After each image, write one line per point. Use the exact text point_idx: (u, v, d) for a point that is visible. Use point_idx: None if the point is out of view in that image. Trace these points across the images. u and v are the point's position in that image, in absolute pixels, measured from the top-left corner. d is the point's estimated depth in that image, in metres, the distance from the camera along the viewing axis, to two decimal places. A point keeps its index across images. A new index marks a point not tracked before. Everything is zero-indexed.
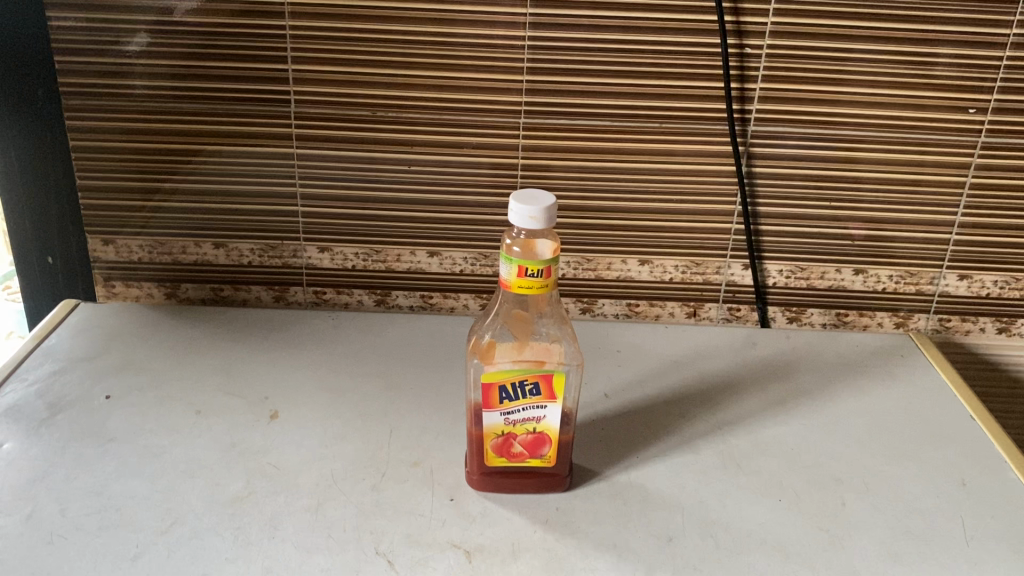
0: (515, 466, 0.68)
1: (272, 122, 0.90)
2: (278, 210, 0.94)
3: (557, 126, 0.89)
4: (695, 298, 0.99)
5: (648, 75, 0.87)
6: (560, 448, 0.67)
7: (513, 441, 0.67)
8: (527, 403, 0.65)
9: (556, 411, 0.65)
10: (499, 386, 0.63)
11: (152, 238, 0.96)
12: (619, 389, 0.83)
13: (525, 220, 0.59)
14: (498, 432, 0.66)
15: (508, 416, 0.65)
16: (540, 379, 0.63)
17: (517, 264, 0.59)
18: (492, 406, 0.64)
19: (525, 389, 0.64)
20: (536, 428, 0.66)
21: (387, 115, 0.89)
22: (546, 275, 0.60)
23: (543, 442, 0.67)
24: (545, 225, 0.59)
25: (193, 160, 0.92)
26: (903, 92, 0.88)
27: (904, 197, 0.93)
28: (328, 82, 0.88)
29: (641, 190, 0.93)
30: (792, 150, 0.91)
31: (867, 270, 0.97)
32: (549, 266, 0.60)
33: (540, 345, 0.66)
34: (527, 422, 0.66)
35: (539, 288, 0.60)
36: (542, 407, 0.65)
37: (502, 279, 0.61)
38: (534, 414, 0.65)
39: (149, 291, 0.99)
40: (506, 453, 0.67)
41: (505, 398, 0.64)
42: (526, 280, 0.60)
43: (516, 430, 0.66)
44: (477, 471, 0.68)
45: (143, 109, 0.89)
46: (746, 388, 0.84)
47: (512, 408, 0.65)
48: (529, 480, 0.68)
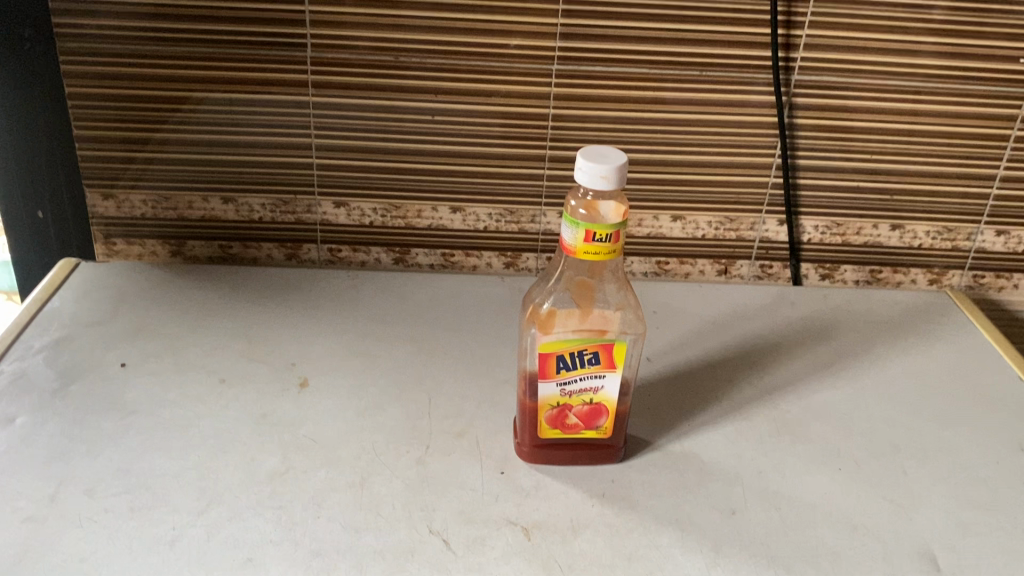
0: (568, 439, 0.65)
1: (285, 67, 0.84)
2: (291, 162, 0.88)
3: (591, 74, 0.84)
4: (727, 255, 0.95)
5: (690, 20, 0.82)
6: (616, 419, 0.64)
7: (568, 413, 0.63)
8: (585, 373, 0.61)
9: (614, 381, 0.62)
10: (556, 355, 0.60)
11: (153, 192, 0.90)
12: (660, 353, 0.80)
13: (595, 180, 0.55)
14: (554, 403, 0.62)
15: (565, 387, 0.62)
16: (601, 348, 0.60)
17: (585, 228, 0.55)
18: (549, 376, 0.61)
19: (584, 358, 0.61)
20: (593, 399, 0.63)
21: (410, 61, 0.83)
22: (615, 239, 0.56)
23: (599, 413, 0.64)
24: (616, 185, 0.55)
25: (200, 109, 0.85)
26: (955, 41, 0.84)
27: (947, 150, 0.90)
28: (348, 24, 0.82)
29: (677, 142, 0.88)
30: (836, 101, 0.86)
31: (904, 225, 0.94)
32: (617, 231, 0.56)
33: (604, 314, 0.62)
34: (583, 393, 0.62)
35: (606, 254, 0.56)
36: (601, 377, 0.62)
37: (564, 242, 0.57)
38: (592, 384, 0.62)
39: (153, 249, 0.93)
40: (560, 425, 0.64)
41: (562, 368, 0.61)
42: (594, 245, 0.56)
43: (571, 401, 0.63)
44: (528, 443, 0.65)
45: (118, 53, 0.82)
46: (790, 350, 0.82)
47: (569, 378, 0.61)
48: (581, 452, 0.65)
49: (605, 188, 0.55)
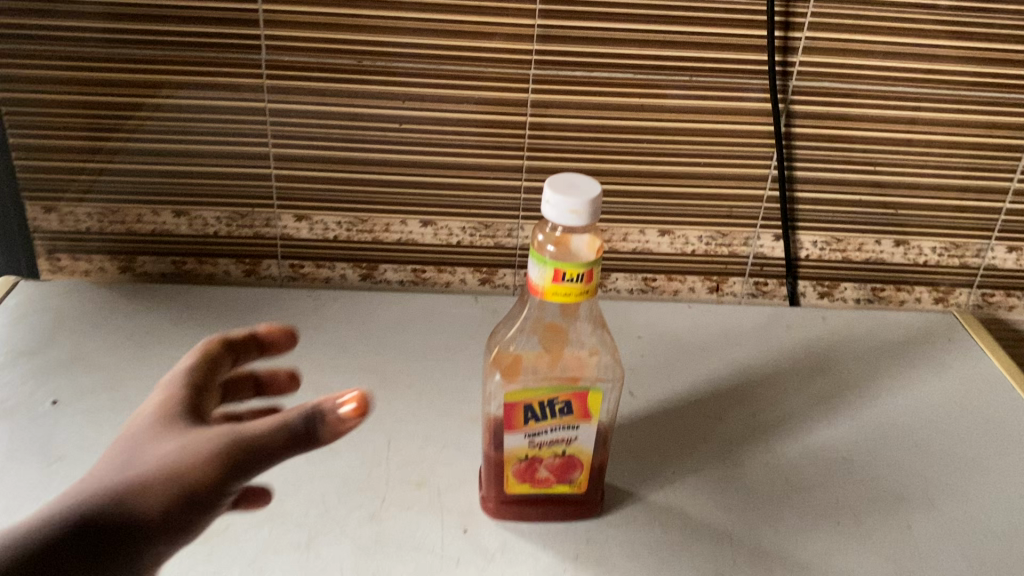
0: (539, 493, 0.59)
1: (238, 71, 0.77)
2: (248, 173, 0.82)
3: (572, 79, 0.78)
4: (719, 272, 0.89)
5: (679, 22, 0.75)
6: (591, 473, 0.58)
7: (537, 466, 0.57)
8: (556, 424, 0.55)
9: (589, 432, 0.56)
10: (523, 405, 0.54)
11: (100, 205, 0.83)
12: (643, 386, 0.74)
13: (564, 215, 0.48)
14: (522, 457, 0.56)
15: (534, 439, 0.55)
16: (574, 398, 0.54)
17: (552, 268, 0.49)
18: (516, 427, 0.55)
19: (554, 408, 0.54)
20: (566, 452, 0.56)
21: (375, 65, 0.77)
22: (586, 279, 0.49)
23: (573, 467, 0.57)
24: (588, 221, 0.48)
25: (148, 115, 0.79)
26: (968, 44, 0.77)
27: (957, 161, 0.83)
28: (305, 25, 0.75)
29: (665, 152, 0.81)
30: (838, 109, 0.80)
31: (909, 241, 0.87)
32: (589, 270, 0.49)
33: (575, 361, 0.56)
34: (554, 445, 0.56)
35: (577, 296, 0.50)
36: (574, 428, 0.55)
37: (530, 283, 0.51)
38: (564, 436, 0.56)
39: (101, 265, 0.86)
40: (530, 479, 0.57)
41: (530, 418, 0.54)
42: (563, 286, 0.49)
43: (541, 454, 0.56)
44: (494, 499, 0.59)
45: (64, 56, 0.75)
46: (784, 383, 0.76)
47: (538, 429, 0.55)
48: (554, 508, 0.59)
49: (575, 224, 0.49)
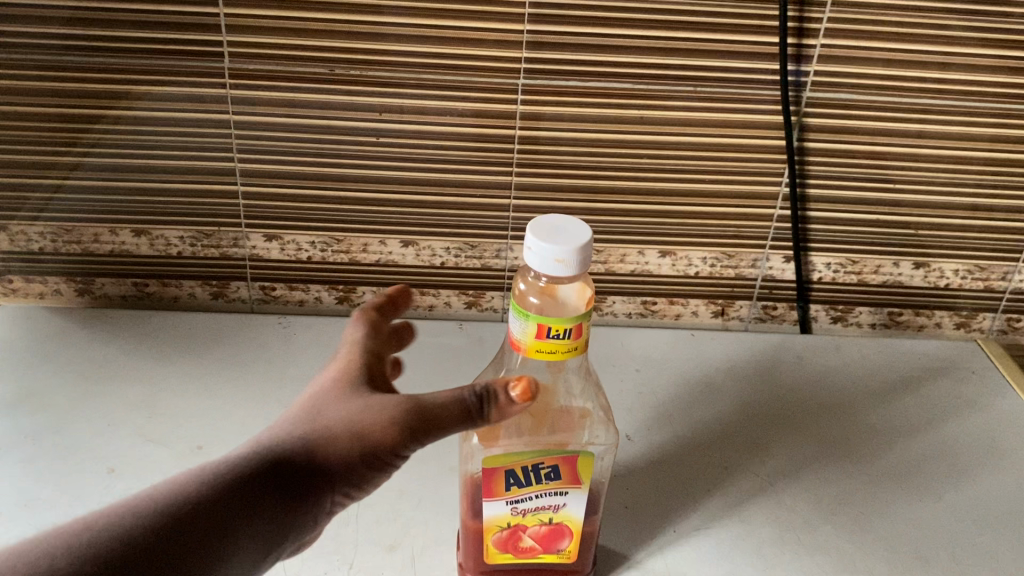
0: (523, 561, 0.53)
1: (199, 80, 0.70)
2: (213, 190, 0.76)
3: (565, 90, 0.71)
4: (724, 295, 0.82)
5: (683, 27, 0.68)
6: (581, 540, 0.52)
7: (521, 534, 0.51)
8: (541, 489, 0.49)
9: (578, 497, 0.50)
10: (505, 470, 0.47)
11: (54, 224, 0.77)
12: (642, 430, 0.68)
13: (548, 264, 0.43)
14: (504, 525, 0.50)
15: (517, 506, 0.49)
16: (562, 462, 0.48)
17: (535, 321, 0.43)
18: (496, 494, 0.49)
19: (540, 472, 0.48)
20: (552, 519, 0.50)
21: (349, 74, 0.70)
22: (575, 335, 0.43)
23: (561, 535, 0.51)
24: (576, 271, 0.43)
25: (102, 128, 0.72)
26: (1000, 52, 0.70)
27: (984, 178, 0.76)
28: (272, 31, 0.68)
29: (666, 168, 0.75)
30: (855, 121, 0.73)
31: (929, 263, 0.81)
32: (578, 324, 0.43)
33: (561, 421, 0.50)
34: (539, 512, 0.50)
35: (564, 353, 0.44)
36: (561, 493, 0.49)
37: (513, 337, 0.45)
38: (550, 502, 0.50)
39: (56, 287, 0.80)
40: (512, 548, 0.52)
41: (512, 484, 0.48)
42: (548, 342, 0.43)
43: (525, 521, 0.50)
44: (473, 568, 0.53)
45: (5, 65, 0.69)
46: (794, 423, 0.69)
47: (520, 495, 0.49)
48: None
49: (561, 274, 0.43)
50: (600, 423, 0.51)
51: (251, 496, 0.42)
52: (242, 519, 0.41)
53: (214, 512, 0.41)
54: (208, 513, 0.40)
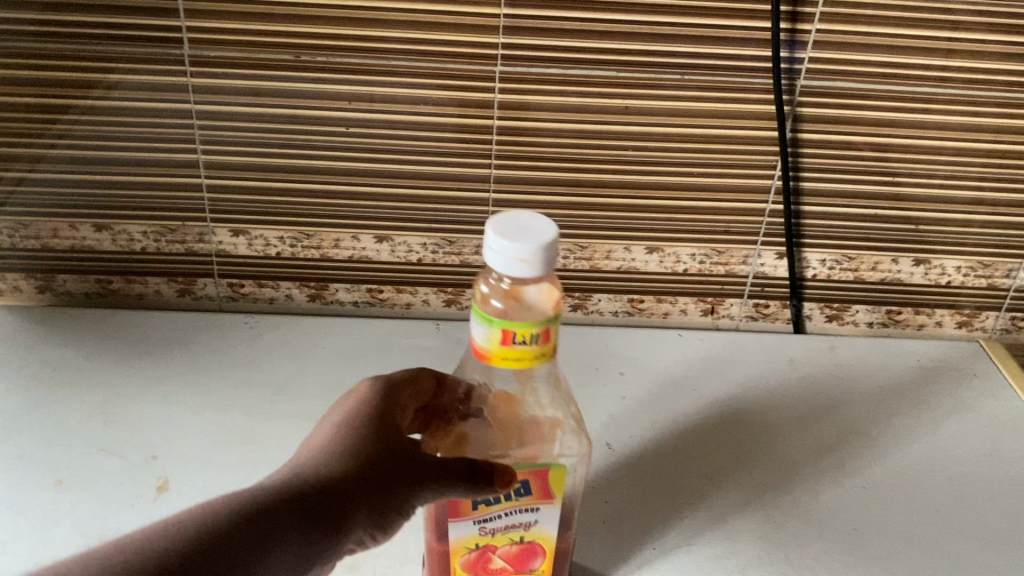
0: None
1: (158, 68, 0.66)
2: (176, 183, 0.72)
3: (545, 78, 0.67)
4: (714, 293, 0.79)
5: (669, 11, 0.64)
6: (554, 557, 0.50)
7: (491, 555, 0.48)
8: (511, 507, 0.46)
9: (550, 515, 0.47)
10: None
11: (12, 219, 0.74)
12: (624, 436, 0.64)
13: (514, 265, 0.39)
14: (473, 546, 0.47)
15: (486, 526, 0.47)
16: (532, 476, 0.45)
17: (501, 328, 0.40)
18: (464, 513, 0.46)
19: (509, 489, 0.46)
20: (524, 537, 0.48)
21: (316, 61, 0.66)
22: (544, 340, 0.40)
23: (533, 554, 0.49)
24: (543, 272, 0.40)
25: (58, 120, 0.69)
26: (1007, 38, 0.66)
27: (987, 171, 0.72)
28: (233, 15, 0.64)
29: (652, 160, 0.71)
30: (852, 112, 0.69)
31: (930, 260, 0.77)
32: (545, 330, 0.40)
33: (532, 436, 0.47)
34: (509, 531, 0.48)
35: (532, 361, 0.41)
36: (532, 510, 0.47)
37: (476, 344, 0.41)
38: (521, 519, 0.47)
39: (16, 284, 0.77)
40: (482, 571, 0.49)
41: (480, 503, 0.46)
42: (515, 349, 0.40)
43: (495, 541, 0.48)
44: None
45: None
46: (785, 431, 0.66)
47: (489, 514, 0.46)
48: None
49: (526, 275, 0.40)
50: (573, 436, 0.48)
51: (274, 533, 0.38)
52: (263, 556, 0.38)
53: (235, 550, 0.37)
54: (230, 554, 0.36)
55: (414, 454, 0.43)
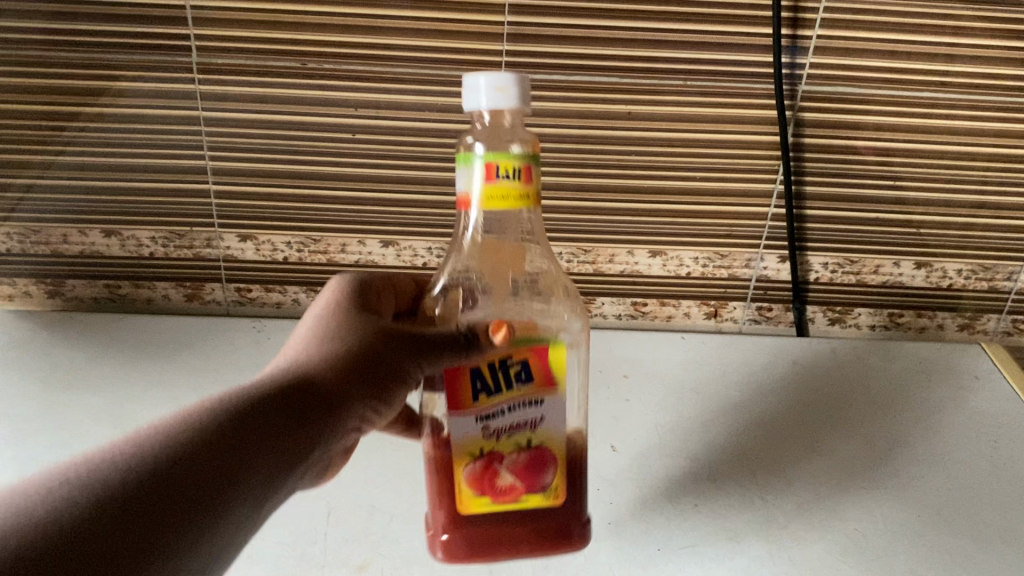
0: (506, 512, 0.49)
1: (167, 75, 0.67)
2: (184, 189, 0.73)
3: (548, 84, 0.68)
4: (717, 296, 0.80)
5: (670, 18, 0.65)
6: (563, 475, 0.49)
7: (497, 469, 0.47)
8: (513, 399, 0.47)
9: (553, 408, 0.48)
10: (468, 368, 0.46)
11: (23, 225, 0.75)
12: (627, 439, 0.65)
13: (492, 96, 0.44)
14: (477, 452, 0.47)
15: (489, 424, 0.47)
16: (531, 353, 0.46)
17: (488, 161, 0.44)
18: (464, 407, 0.46)
19: (509, 373, 0.47)
20: (530, 442, 0.48)
21: (322, 68, 0.67)
22: (525, 176, 0.44)
23: (542, 467, 0.48)
24: (518, 103, 0.45)
25: (69, 127, 0.70)
26: (1005, 43, 0.67)
27: (988, 174, 0.73)
28: (241, 23, 0.65)
29: (655, 165, 0.72)
30: (852, 116, 0.70)
31: (931, 263, 0.78)
32: (528, 166, 0.44)
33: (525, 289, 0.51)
34: (514, 435, 0.47)
35: (518, 201, 0.44)
36: (535, 403, 0.47)
37: (467, 197, 0.45)
38: (524, 417, 0.47)
39: (26, 289, 0.78)
40: (489, 487, 0.48)
41: (480, 393, 0.46)
42: (500, 185, 0.44)
43: (501, 449, 0.47)
44: (451, 526, 0.49)
45: None
46: (787, 434, 0.66)
47: (491, 409, 0.47)
48: (524, 531, 0.49)
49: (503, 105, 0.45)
50: (564, 292, 0.51)
51: (248, 436, 0.38)
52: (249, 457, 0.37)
53: (234, 443, 0.37)
54: (230, 446, 0.37)
55: (383, 351, 0.45)
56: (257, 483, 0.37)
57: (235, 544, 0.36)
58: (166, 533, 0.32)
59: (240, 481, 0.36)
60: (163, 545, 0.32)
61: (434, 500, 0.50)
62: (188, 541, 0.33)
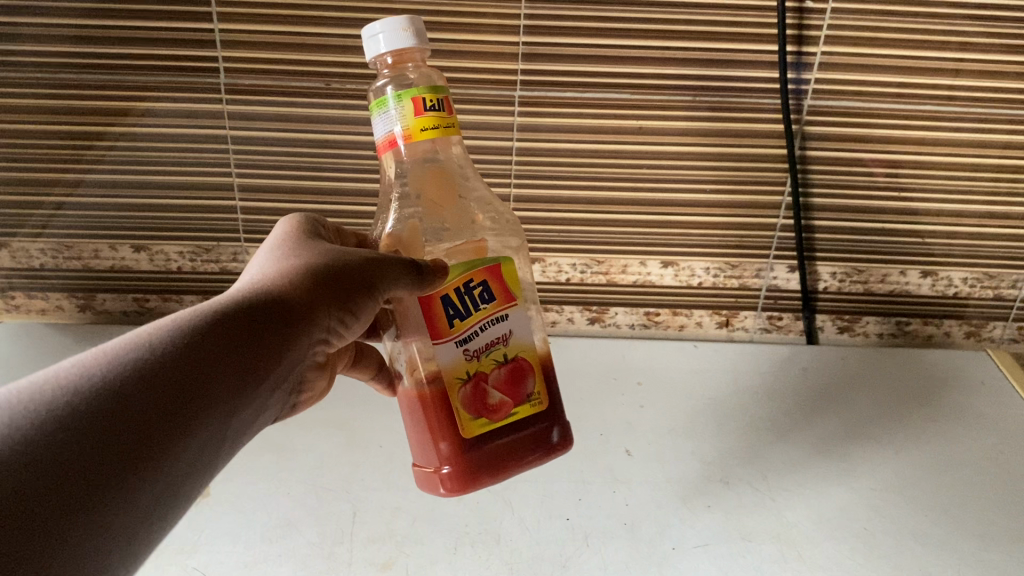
0: (501, 433, 0.49)
1: (195, 96, 0.70)
2: (212, 205, 0.76)
3: (562, 101, 0.70)
4: (728, 306, 0.82)
5: (680, 37, 0.67)
6: (543, 378, 0.51)
7: (486, 388, 0.48)
8: (482, 320, 0.48)
9: (518, 318, 0.49)
10: (439, 296, 0.47)
11: (55, 241, 0.77)
12: (642, 443, 0.67)
13: (399, 36, 0.47)
14: (463, 375, 0.47)
15: (468, 347, 0.48)
16: (490, 276, 0.47)
17: (410, 97, 0.46)
18: (442, 334, 0.47)
19: (474, 296, 0.47)
20: (507, 355, 0.49)
21: (345, 88, 0.69)
22: (444, 104, 0.47)
23: (524, 374, 0.49)
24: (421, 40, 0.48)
25: (101, 146, 0.72)
26: (1007, 58, 0.68)
27: (991, 185, 0.75)
28: (267, 46, 0.68)
29: (666, 178, 0.74)
30: (857, 130, 0.72)
31: (937, 272, 0.79)
32: (444, 97, 0.47)
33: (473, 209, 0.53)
34: (492, 351, 0.48)
35: (444, 128, 0.47)
36: (503, 319, 0.48)
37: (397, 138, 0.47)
38: (497, 334, 0.48)
39: (58, 303, 0.81)
40: (483, 407, 0.48)
41: (453, 318, 0.47)
42: (427, 116, 0.46)
43: (484, 369, 0.48)
44: (452, 459, 0.49)
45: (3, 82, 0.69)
46: (797, 436, 0.68)
47: (466, 332, 0.47)
48: (519, 442, 0.50)
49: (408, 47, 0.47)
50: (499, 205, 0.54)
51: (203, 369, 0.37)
52: (201, 391, 0.37)
53: (200, 360, 0.37)
54: (196, 363, 0.37)
55: (326, 286, 0.45)
56: (222, 399, 0.38)
57: (204, 453, 0.37)
58: (119, 456, 0.32)
59: (204, 399, 0.37)
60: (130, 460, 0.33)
61: (429, 440, 0.50)
62: (142, 461, 0.33)
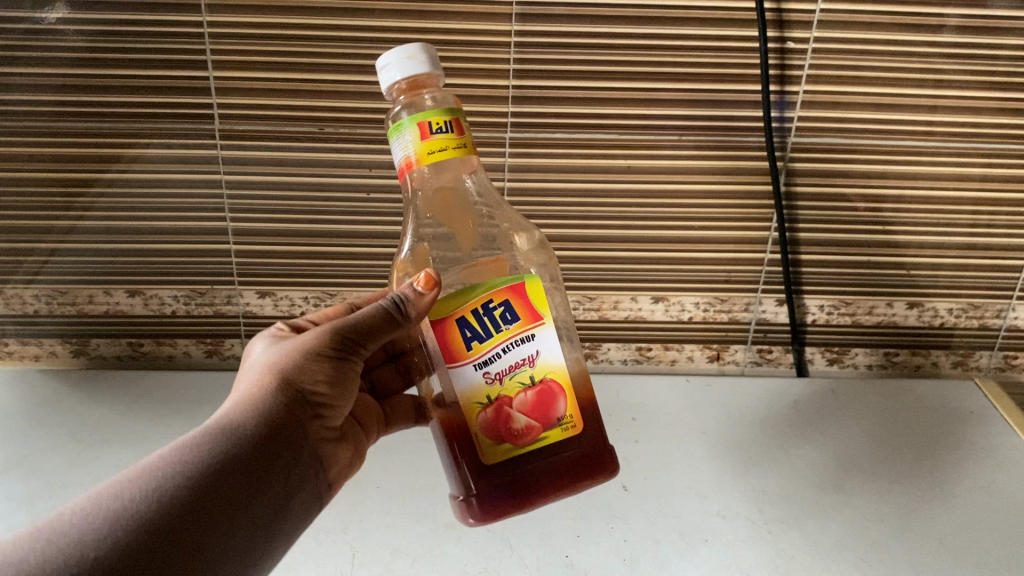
0: (530, 459, 0.50)
1: (190, 142, 0.71)
2: (206, 249, 0.76)
3: (552, 142, 0.72)
4: (719, 340, 0.83)
5: (666, 78, 0.69)
6: (576, 405, 0.50)
7: (508, 412, 0.49)
8: (505, 340, 0.49)
9: (546, 338, 0.50)
10: (456, 319, 0.48)
11: (48, 287, 0.78)
12: (641, 479, 0.67)
13: (403, 63, 0.49)
14: (485, 400, 0.49)
15: (489, 370, 0.49)
16: (512, 296, 0.48)
17: (416, 122, 0.47)
18: (459, 358, 0.48)
19: (497, 317, 0.48)
20: (534, 377, 0.49)
21: (338, 132, 0.71)
22: (456, 129, 0.48)
23: (553, 398, 0.49)
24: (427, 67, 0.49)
25: (97, 194, 0.73)
26: (981, 95, 0.70)
27: (972, 216, 0.77)
28: (261, 92, 0.69)
29: (655, 216, 0.76)
30: (840, 166, 0.74)
31: (923, 303, 0.81)
32: (456, 120, 0.48)
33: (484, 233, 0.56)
34: (516, 374, 0.49)
35: (454, 150, 0.48)
36: (529, 339, 0.49)
37: (406, 162, 0.48)
38: (523, 355, 0.49)
39: (52, 349, 0.81)
40: (507, 433, 0.49)
41: (472, 341, 0.48)
42: (434, 140, 0.47)
43: (508, 393, 0.49)
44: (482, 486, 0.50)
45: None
46: (794, 470, 0.69)
47: (485, 355, 0.48)
48: (556, 469, 0.51)
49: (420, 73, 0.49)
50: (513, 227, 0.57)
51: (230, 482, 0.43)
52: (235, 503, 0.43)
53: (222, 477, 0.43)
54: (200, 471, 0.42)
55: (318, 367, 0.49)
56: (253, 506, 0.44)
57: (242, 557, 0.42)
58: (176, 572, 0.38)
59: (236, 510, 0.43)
60: (154, 550, 0.38)
61: (461, 468, 0.52)
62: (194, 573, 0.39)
